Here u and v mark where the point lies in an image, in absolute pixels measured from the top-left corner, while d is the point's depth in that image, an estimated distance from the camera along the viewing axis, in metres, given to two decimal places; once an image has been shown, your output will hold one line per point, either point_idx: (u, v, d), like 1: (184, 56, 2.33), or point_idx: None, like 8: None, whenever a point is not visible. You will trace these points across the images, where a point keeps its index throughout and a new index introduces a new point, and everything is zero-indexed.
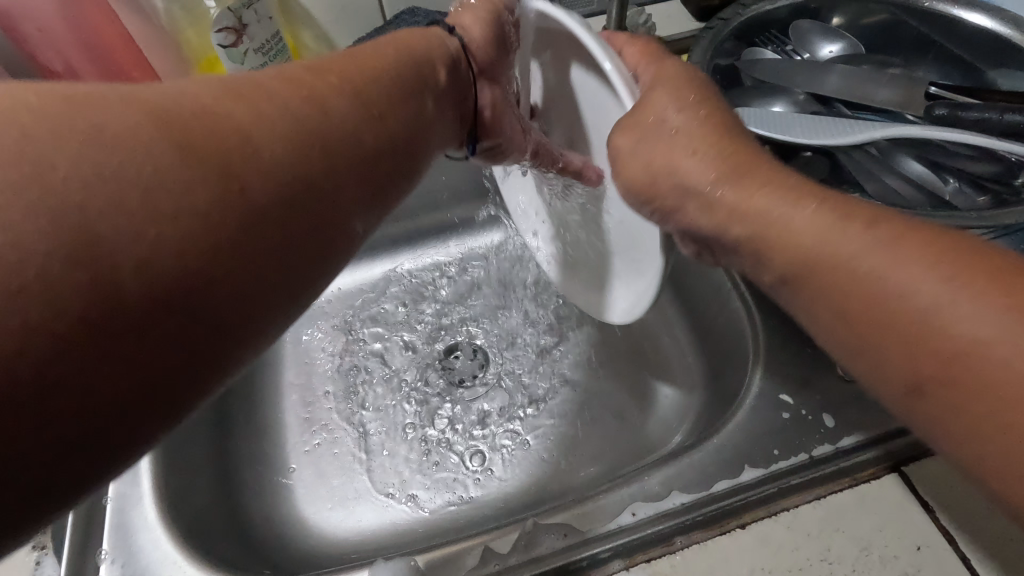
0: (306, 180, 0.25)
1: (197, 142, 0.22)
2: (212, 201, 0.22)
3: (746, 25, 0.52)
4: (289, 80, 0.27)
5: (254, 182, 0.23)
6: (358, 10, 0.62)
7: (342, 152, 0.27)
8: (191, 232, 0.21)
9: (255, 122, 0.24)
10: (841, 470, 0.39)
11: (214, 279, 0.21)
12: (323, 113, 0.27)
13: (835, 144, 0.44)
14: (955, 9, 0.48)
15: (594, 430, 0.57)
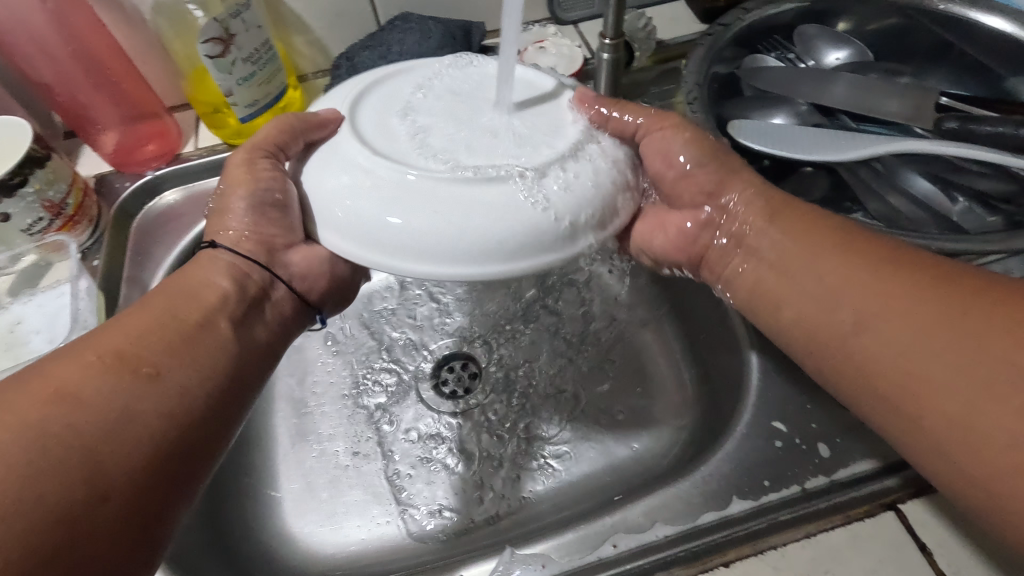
0: (194, 393, 0.33)
1: (106, 389, 0.30)
2: (111, 478, 0.28)
3: (748, 31, 0.50)
4: (137, 342, 0.33)
5: (136, 441, 0.30)
6: (352, 16, 0.61)
7: (214, 360, 0.35)
8: (126, 471, 0.29)
9: (102, 398, 0.30)
10: (834, 505, 0.37)
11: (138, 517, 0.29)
12: (159, 332, 0.34)
13: (836, 159, 0.42)
14: (973, 11, 0.45)
15: (584, 449, 0.56)
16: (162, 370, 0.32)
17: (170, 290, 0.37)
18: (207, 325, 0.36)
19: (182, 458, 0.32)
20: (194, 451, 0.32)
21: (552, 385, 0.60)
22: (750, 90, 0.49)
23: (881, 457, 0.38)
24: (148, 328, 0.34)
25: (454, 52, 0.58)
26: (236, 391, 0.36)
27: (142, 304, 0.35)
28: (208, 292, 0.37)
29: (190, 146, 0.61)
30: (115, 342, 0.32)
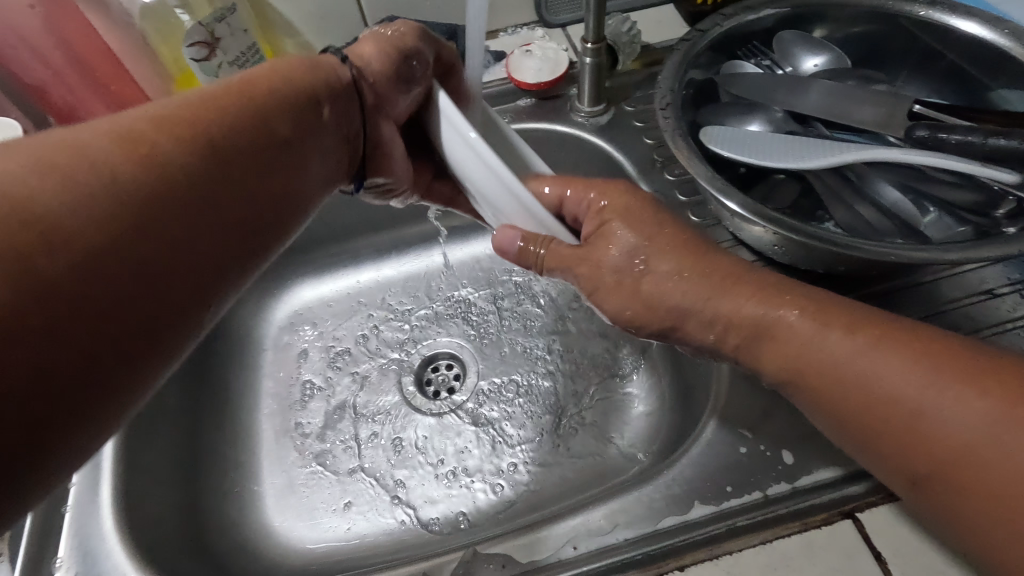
0: (248, 135, 0.32)
1: (166, 122, 0.29)
2: (102, 304, 0.23)
3: (726, 37, 0.50)
4: (200, 100, 0.31)
5: (151, 163, 0.27)
6: (339, 19, 0.62)
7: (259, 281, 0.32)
8: (160, 156, 0.27)
9: (136, 173, 0.26)
10: (792, 512, 0.37)
11: (130, 351, 0.25)
12: (243, 130, 0.32)
13: (805, 167, 0.42)
14: (951, 18, 0.45)
15: (563, 450, 0.56)
16: (269, 124, 0.34)
17: (275, 86, 0.35)
18: (278, 125, 0.34)
19: (233, 181, 0.30)
20: (230, 215, 0.30)
21: (532, 386, 0.61)
22: (727, 96, 0.49)
23: (842, 466, 0.38)
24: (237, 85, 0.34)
25: None
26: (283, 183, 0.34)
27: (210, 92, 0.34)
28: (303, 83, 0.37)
29: None
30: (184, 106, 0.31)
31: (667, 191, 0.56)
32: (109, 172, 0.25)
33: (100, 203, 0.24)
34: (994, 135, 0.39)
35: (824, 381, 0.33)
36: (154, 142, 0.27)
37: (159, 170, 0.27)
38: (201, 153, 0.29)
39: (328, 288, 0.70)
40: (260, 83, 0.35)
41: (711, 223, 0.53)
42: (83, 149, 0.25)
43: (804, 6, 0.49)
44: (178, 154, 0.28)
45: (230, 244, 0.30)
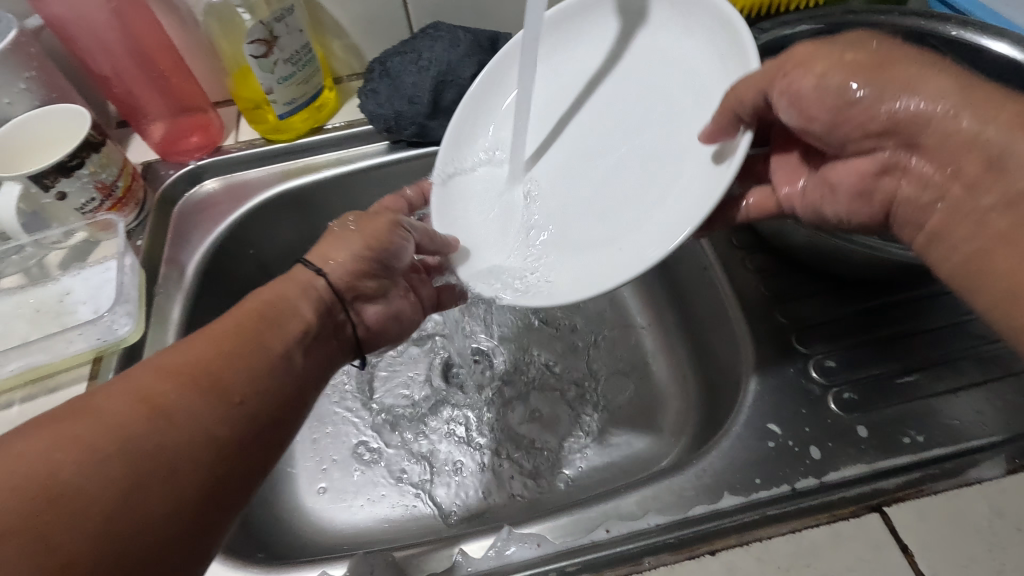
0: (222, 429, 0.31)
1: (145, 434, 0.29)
2: (151, 518, 0.27)
3: (762, 50, 0.52)
4: (175, 376, 0.31)
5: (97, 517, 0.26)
6: (386, 23, 0.65)
7: (283, 384, 0.35)
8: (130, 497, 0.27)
9: (180, 430, 0.30)
10: (820, 505, 0.38)
11: (189, 506, 0.29)
12: (250, 363, 0.34)
13: None
14: (981, 38, 0.47)
15: (585, 445, 0.58)
16: (241, 397, 0.33)
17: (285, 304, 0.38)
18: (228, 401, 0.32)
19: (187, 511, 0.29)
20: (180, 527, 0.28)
21: (556, 384, 0.62)
22: None
23: (869, 463, 0.40)
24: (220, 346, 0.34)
25: (480, 60, 0.62)
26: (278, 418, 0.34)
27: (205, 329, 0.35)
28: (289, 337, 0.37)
29: (230, 140, 0.65)
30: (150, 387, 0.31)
31: None
32: (127, 458, 0.28)
33: (129, 473, 0.27)
34: None
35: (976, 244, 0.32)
36: (166, 393, 0.30)
37: (174, 422, 0.30)
38: (215, 397, 0.32)
39: None
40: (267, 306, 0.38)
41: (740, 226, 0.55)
42: (130, 432, 0.28)
43: (838, 24, 0.51)
44: (195, 416, 0.30)
45: (268, 448, 0.34)
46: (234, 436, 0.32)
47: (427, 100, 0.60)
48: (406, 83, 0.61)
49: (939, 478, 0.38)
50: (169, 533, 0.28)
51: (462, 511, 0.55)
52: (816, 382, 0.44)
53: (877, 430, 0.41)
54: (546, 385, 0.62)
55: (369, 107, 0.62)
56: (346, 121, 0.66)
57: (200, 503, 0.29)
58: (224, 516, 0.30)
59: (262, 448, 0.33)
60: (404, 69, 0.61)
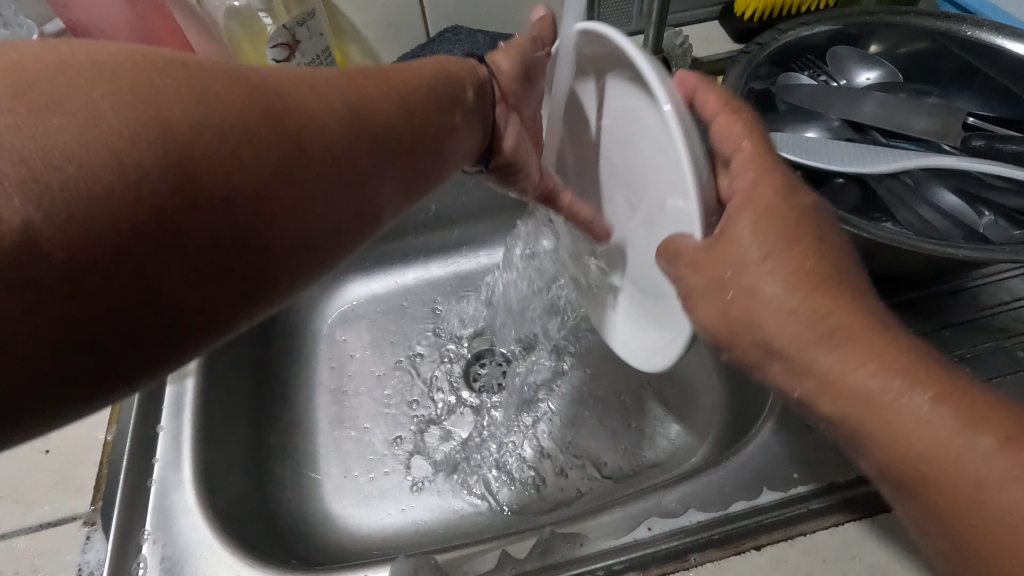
0: (236, 186, 0.26)
1: (256, 135, 0.27)
2: (54, 305, 0.21)
3: (783, 50, 0.53)
4: (245, 81, 0.28)
5: (118, 204, 0.22)
6: (404, 27, 0.65)
7: (348, 123, 0.32)
8: (186, 279, 0.24)
9: (315, 97, 0.31)
10: (861, 498, 0.39)
11: (191, 314, 0.25)
12: (304, 118, 0.29)
13: (869, 173, 0.44)
14: (997, 37, 0.47)
15: (602, 439, 0.58)
16: (302, 139, 0.29)
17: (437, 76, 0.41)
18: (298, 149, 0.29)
19: (193, 307, 0.25)
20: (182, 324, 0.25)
21: (577, 384, 0.63)
22: (784, 105, 0.52)
23: None
24: (238, 90, 0.27)
25: None
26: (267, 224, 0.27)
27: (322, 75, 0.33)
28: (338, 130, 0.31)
29: None
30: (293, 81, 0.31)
31: None
32: (222, 88, 0.27)
33: (201, 149, 0.25)
34: None
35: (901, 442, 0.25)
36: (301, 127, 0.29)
37: (262, 114, 0.28)
38: (334, 118, 0.31)
39: (379, 283, 0.73)
40: (382, 86, 0.36)
41: None
42: (232, 65, 0.29)
43: (855, 25, 0.52)
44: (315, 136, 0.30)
45: (339, 187, 0.31)
46: (329, 143, 0.30)
47: None
48: None
49: None
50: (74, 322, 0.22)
51: (490, 513, 0.55)
52: None
53: None
54: (565, 384, 0.63)
55: None
56: None
57: (186, 321, 0.25)
58: (258, 279, 0.28)
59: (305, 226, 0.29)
60: None
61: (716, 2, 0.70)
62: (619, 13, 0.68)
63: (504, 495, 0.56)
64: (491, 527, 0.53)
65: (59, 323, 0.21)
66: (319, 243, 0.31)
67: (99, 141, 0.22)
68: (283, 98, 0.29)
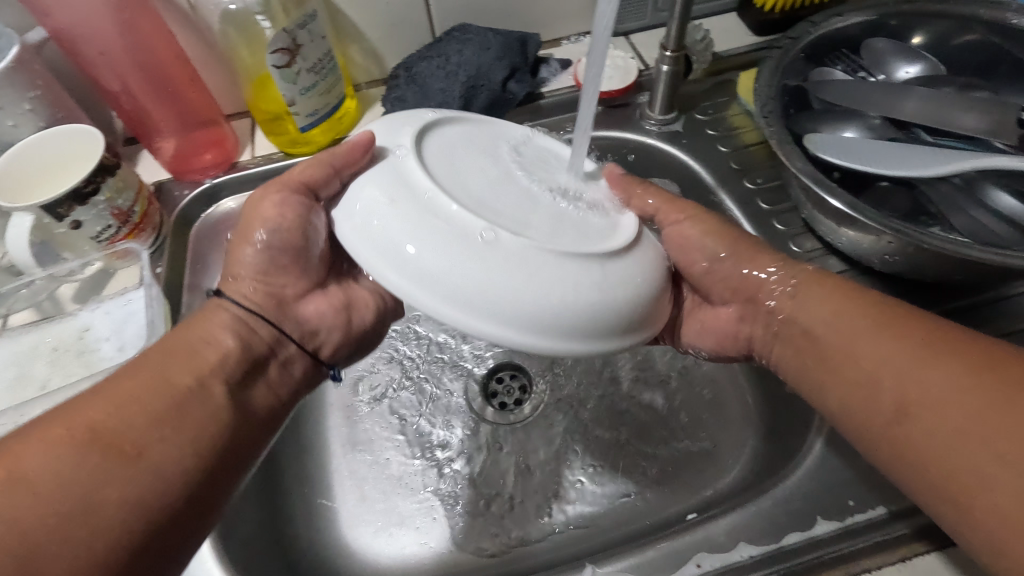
0: (148, 508, 0.29)
1: (104, 467, 0.29)
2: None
3: (815, 44, 0.50)
4: (60, 431, 0.29)
5: (39, 549, 0.26)
6: (408, 26, 0.62)
7: (219, 424, 0.33)
8: (115, 532, 0.28)
9: (160, 467, 0.30)
10: (929, 529, 0.36)
11: (145, 553, 0.29)
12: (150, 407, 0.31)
13: (916, 176, 0.42)
14: None
15: (604, 487, 0.55)
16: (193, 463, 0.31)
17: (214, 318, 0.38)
18: (202, 391, 0.33)
19: (140, 548, 0.28)
20: (148, 549, 0.29)
21: (600, 400, 0.60)
22: (819, 103, 0.49)
23: None
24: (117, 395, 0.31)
25: (510, 64, 0.59)
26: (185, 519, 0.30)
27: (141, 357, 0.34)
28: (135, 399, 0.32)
29: (246, 155, 0.62)
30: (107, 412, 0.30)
31: (747, 201, 0.55)
32: (85, 475, 0.28)
33: (78, 500, 0.27)
34: None
35: (829, 362, 0.36)
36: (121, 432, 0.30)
37: (95, 451, 0.29)
38: (189, 445, 0.31)
39: None
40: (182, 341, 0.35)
41: (797, 230, 0.53)
42: (153, 367, 0.33)
43: (893, 14, 0.49)
44: (167, 459, 0.30)
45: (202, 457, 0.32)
46: (190, 479, 0.31)
47: (457, 106, 0.57)
48: (434, 91, 0.58)
49: None
50: None
51: (516, 543, 0.52)
52: None
53: None
54: (588, 398, 0.60)
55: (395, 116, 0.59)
56: None
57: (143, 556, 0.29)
58: (177, 527, 0.30)
59: (192, 489, 0.31)
60: (431, 75, 0.59)
61: None
62: (634, 6, 0.64)
63: (530, 523, 0.53)
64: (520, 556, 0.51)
65: None
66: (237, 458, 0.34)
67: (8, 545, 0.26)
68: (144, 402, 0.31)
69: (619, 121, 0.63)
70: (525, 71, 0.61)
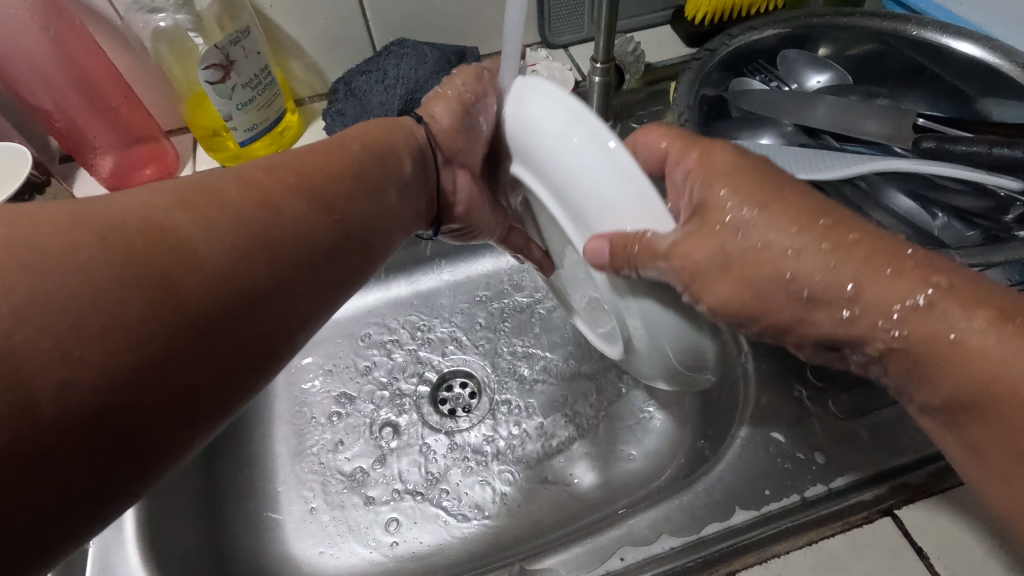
0: (152, 339, 0.24)
1: (113, 283, 0.24)
2: (69, 396, 0.22)
3: (732, 56, 0.52)
4: (127, 241, 0.25)
5: (64, 393, 0.22)
6: (348, 41, 0.63)
7: (266, 241, 0.30)
8: (138, 350, 0.24)
9: (239, 213, 0.30)
10: (833, 513, 0.38)
11: (171, 357, 0.25)
12: (169, 253, 0.26)
13: (822, 179, 0.44)
14: (943, 37, 0.48)
15: (556, 491, 0.55)
16: (212, 299, 0.27)
17: (359, 154, 0.38)
18: (201, 243, 0.27)
19: (169, 395, 0.25)
20: (194, 390, 0.26)
21: (547, 405, 0.61)
22: (737, 111, 0.51)
23: (874, 465, 0.40)
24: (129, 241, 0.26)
25: (448, 76, 0.61)
26: (254, 318, 0.29)
27: (156, 189, 0.29)
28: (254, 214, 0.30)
29: (187, 169, 0.61)
30: (144, 229, 0.26)
31: None
32: (122, 290, 0.24)
33: (121, 337, 0.23)
34: (997, 145, 0.41)
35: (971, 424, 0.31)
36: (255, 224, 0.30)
37: (121, 287, 0.24)
38: (235, 256, 0.28)
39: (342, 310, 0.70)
40: (330, 159, 0.36)
41: None
42: (153, 218, 0.27)
43: (804, 27, 0.52)
44: (200, 236, 0.28)
45: (281, 312, 0.30)
46: (265, 271, 0.30)
47: (397, 118, 0.58)
48: (373, 104, 0.59)
49: (945, 474, 0.39)
50: (96, 395, 0.22)
51: (459, 544, 0.53)
52: (813, 386, 0.44)
53: (878, 431, 0.41)
54: (535, 403, 0.62)
55: (335, 129, 0.60)
56: (310, 144, 0.63)
57: (199, 329, 0.26)
58: (226, 371, 0.27)
59: (247, 288, 0.28)
60: (370, 89, 0.60)
61: (666, 6, 0.69)
62: (569, 20, 0.67)
63: (475, 524, 0.54)
64: (464, 558, 0.52)
65: (73, 409, 0.22)
66: (288, 302, 0.31)
67: (35, 349, 0.21)
68: (151, 247, 0.26)
69: None
70: None
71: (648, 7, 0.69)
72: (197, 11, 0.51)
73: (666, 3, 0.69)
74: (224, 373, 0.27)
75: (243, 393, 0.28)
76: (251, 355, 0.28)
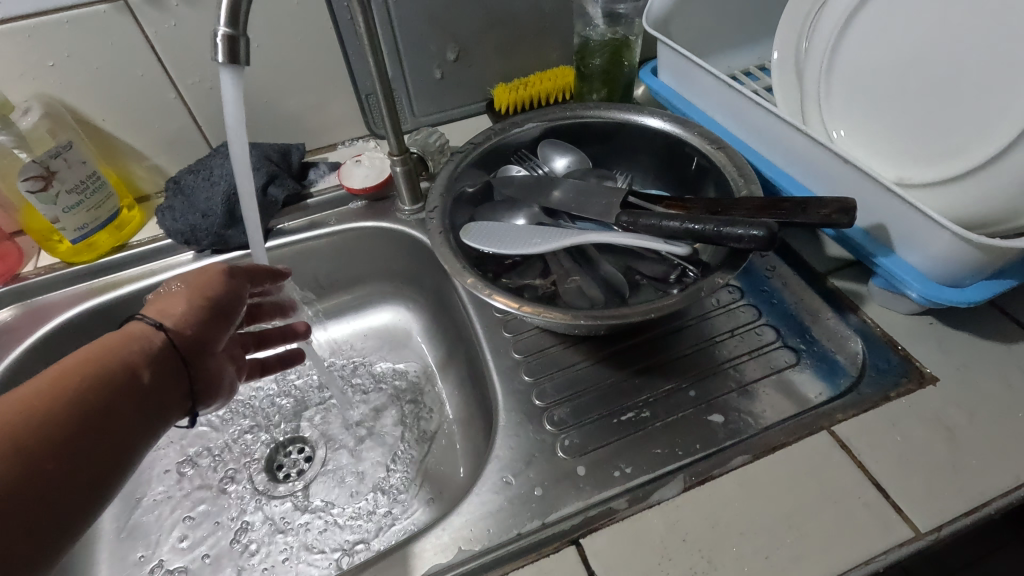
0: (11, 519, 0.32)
1: None
2: None
3: (493, 149, 0.60)
4: None
5: None
6: (184, 144, 0.71)
7: (95, 398, 0.38)
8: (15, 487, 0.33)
9: (71, 408, 0.37)
10: (534, 543, 0.43)
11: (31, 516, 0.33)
12: (51, 413, 0.36)
13: (542, 251, 0.52)
14: (642, 116, 0.59)
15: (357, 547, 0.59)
16: (38, 469, 0.34)
17: (116, 352, 0.41)
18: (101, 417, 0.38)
19: (53, 492, 0.35)
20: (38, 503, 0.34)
21: (370, 461, 0.67)
22: (500, 195, 0.60)
23: (584, 499, 0.46)
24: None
25: (269, 172, 0.69)
26: (88, 468, 0.37)
27: (13, 388, 0.37)
28: (88, 396, 0.38)
29: (30, 267, 0.67)
30: None
31: None
32: None
33: (41, 442, 0.35)
34: (666, 218, 0.49)
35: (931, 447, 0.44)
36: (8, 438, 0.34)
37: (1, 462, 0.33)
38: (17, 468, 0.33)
39: None
40: (92, 364, 0.40)
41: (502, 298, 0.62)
42: None
43: (554, 121, 0.61)
44: None
45: (102, 431, 0.38)
46: (96, 403, 0.38)
47: (219, 212, 0.66)
48: (199, 200, 0.66)
49: (635, 501, 0.44)
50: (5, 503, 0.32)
51: None
52: (549, 431, 0.50)
53: (593, 467, 0.47)
54: (357, 463, 0.66)
55: (165, 223, 0.66)
56: (150, 236, 0.70)
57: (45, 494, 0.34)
58: (49, 526, 0.34)
59: (80, 420, 0.37)
60: (197, 187, 0.67)
61: (479, 99, 0.80)
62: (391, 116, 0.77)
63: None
64: None
65: None
66: (127, 425, 0.40)
67: None
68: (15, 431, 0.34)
69: (380, 212, 0.73)
70: (286, 176, 0.71)
71: (463, 101, 0.79)
72: (17, 132, 0.59)
73: (479, 97, 0.80)
74: (73, 501, 0.36)
75: (94, 501, 0.37)
76: (92, 492, 0.37)
